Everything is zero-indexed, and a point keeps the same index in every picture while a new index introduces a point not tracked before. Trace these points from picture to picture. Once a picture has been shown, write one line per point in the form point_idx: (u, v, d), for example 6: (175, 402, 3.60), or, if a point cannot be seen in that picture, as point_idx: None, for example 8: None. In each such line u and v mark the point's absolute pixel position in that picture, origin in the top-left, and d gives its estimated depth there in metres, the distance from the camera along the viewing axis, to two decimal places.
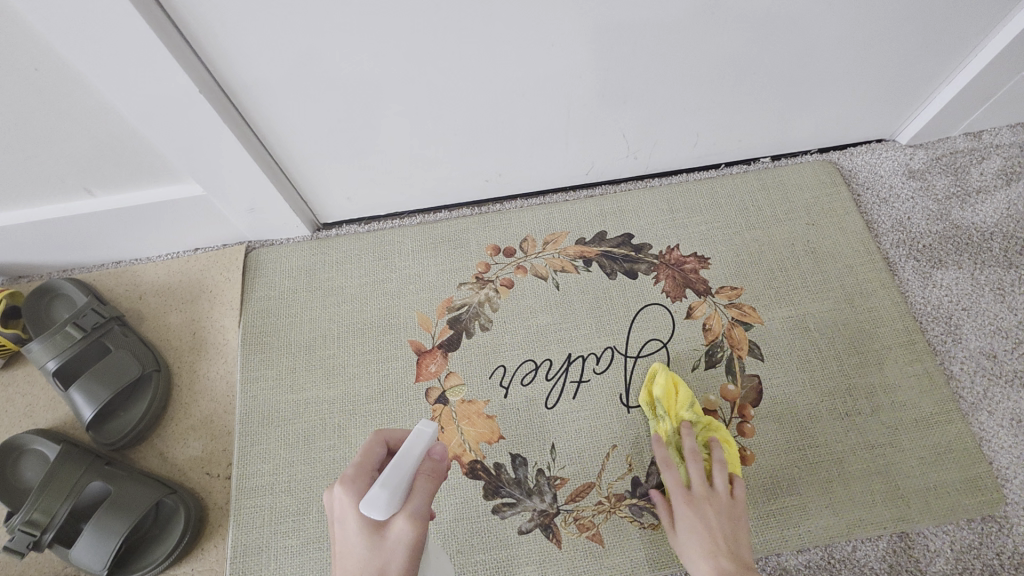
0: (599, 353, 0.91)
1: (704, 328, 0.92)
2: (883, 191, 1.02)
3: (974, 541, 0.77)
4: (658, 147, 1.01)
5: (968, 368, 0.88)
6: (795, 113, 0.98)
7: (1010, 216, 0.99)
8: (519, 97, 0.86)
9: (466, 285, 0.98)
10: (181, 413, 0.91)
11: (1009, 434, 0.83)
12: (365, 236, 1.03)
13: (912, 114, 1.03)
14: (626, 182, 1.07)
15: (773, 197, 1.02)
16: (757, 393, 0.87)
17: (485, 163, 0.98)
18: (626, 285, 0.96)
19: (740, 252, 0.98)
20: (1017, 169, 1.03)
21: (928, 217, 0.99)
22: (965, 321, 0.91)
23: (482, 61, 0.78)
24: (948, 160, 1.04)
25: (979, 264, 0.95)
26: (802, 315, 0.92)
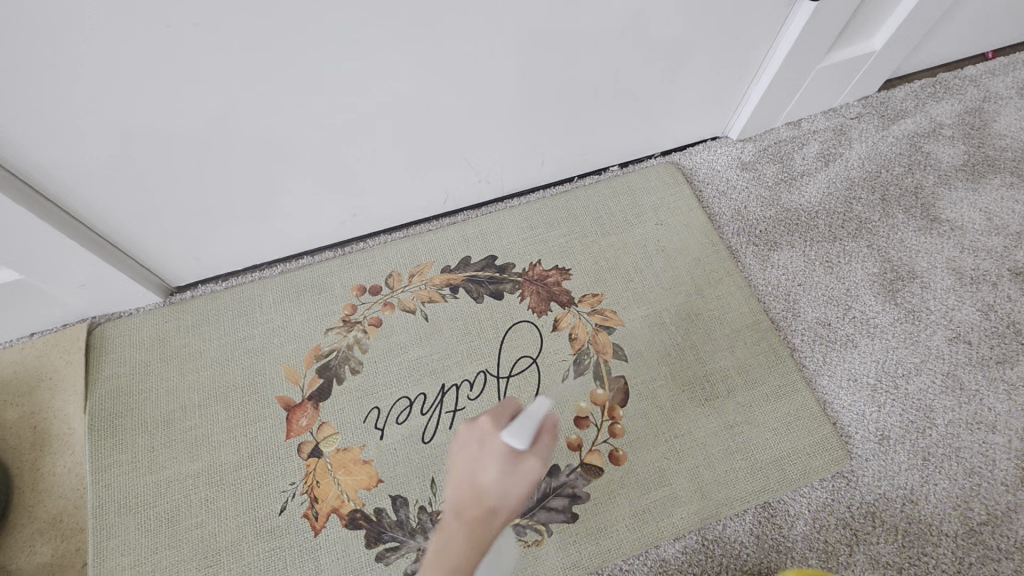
0: (472, 379, 0.92)
1: (571, 338, 0.95)
2: (721, 185, 1.10)
3: (828, 499, 0.84)
4: (509, 168, 1.04)
5: (808, 338, 0.95)
6: (630, 123, 1.04)
7: (831, 194, 1.09)
8: (351, 138, 0.86)
9: (333, 330, 0.96)
10: (26, 518, 0.83)
11: (849, 393, 0.91)
12: (221, 295, 0.99)
13: (735, 111, 1.12)
14: (486, 205, 1.10)
15: (623, 202, 1.08)
16: (625, 394, 0.90)
17: (336, 205, 0.97)
18: (494, 306, 0.98)
19: (598, 259, 1.02)
20: (832, 151, 1.14)
21: (762, 204, 1.08)
22: (802, 296, 0.99)
23: (298, 109, 0.78)
24: (774, 149, 1.14)
25: (809, 241, 1.04)
26: (659, 312, 0.97)
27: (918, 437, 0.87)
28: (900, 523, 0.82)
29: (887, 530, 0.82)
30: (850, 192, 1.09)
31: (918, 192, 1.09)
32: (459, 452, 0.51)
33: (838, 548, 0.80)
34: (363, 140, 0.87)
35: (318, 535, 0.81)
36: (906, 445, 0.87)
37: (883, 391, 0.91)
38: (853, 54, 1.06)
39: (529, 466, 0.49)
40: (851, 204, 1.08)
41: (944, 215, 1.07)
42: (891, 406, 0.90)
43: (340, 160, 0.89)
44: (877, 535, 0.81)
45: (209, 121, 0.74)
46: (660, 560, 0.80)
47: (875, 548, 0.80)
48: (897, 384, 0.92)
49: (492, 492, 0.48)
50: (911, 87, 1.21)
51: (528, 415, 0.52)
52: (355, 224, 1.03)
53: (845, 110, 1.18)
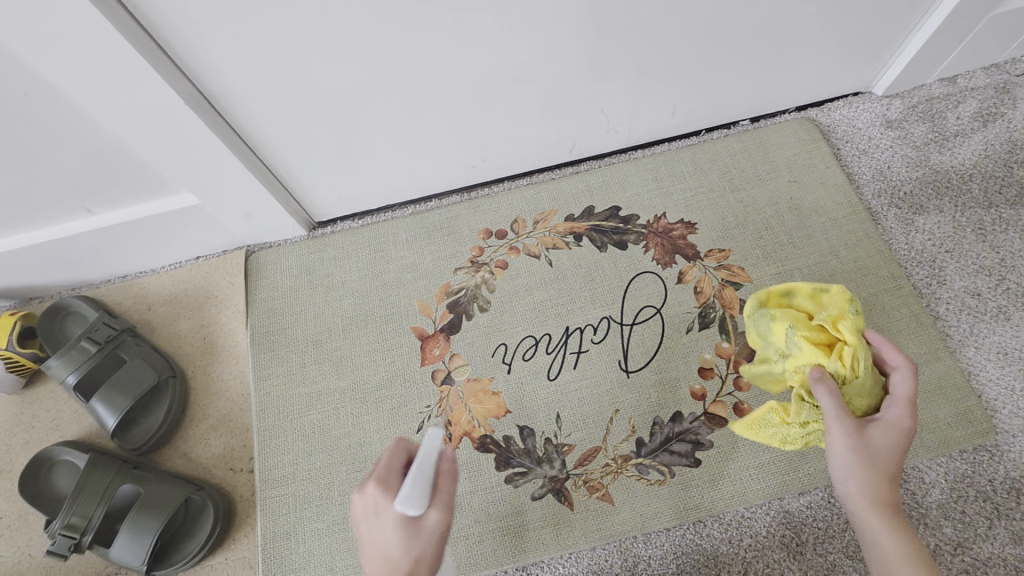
0: (596, 324, 0.94)
1: (696, 291, 0.95)
2: (861, 144, 1.04)
3: (968, 471, 0.81)
4: (638, 119, 1.03)
5: (953, 307, 0.91)
6: (770, 74, 1.00)
7: (989, 157, 1.01)
8: (495, 81, 0.88)
9: (462, 270, 1.02)
10: (201, 414, 0.95)
11: (998, 367, 0.86)
12: (360, 231, 1.06)
13: (885, 65, 1.04)
14: (610, 156, 1.10)
15: (754, 158, 1.05)
16: (751, 349, 0.90)
17: (470, 149, 1.01)
18: (618, 255, 0.99)
19: (726, 214, 1.01)
20: (993, 110, 1.04)
21: (907, 165, 1.02)
22: (949, 263, 0.93)
23: (455, 49, 0.80)
24: (924, 107, 1.06)
25: (960, 207, 0.97)
26: (789, 271, 0.95)
27: None
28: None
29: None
30: (1011, 155, 1.00)
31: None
32: (362, 524, 0.55)
33: (977, 520, 0.78)
34: (506, 83, 0.89)
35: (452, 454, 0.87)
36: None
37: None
38: None
39: (429, 521, 0.54)
40: (1012, 168, 0.99)
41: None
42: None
43: (482, 103, 0.91)
44: (1021, 511, 0.78)
45: (376, 60, 0.78)
46: (783, 511, 0.81)
47: (1019, 525, 0.77)
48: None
49: (407, 554, 0.53)
50: None
51: (423, 466, 0.53)
52: (483, 169, 1.06)
53: (1011, 65, 1.07)
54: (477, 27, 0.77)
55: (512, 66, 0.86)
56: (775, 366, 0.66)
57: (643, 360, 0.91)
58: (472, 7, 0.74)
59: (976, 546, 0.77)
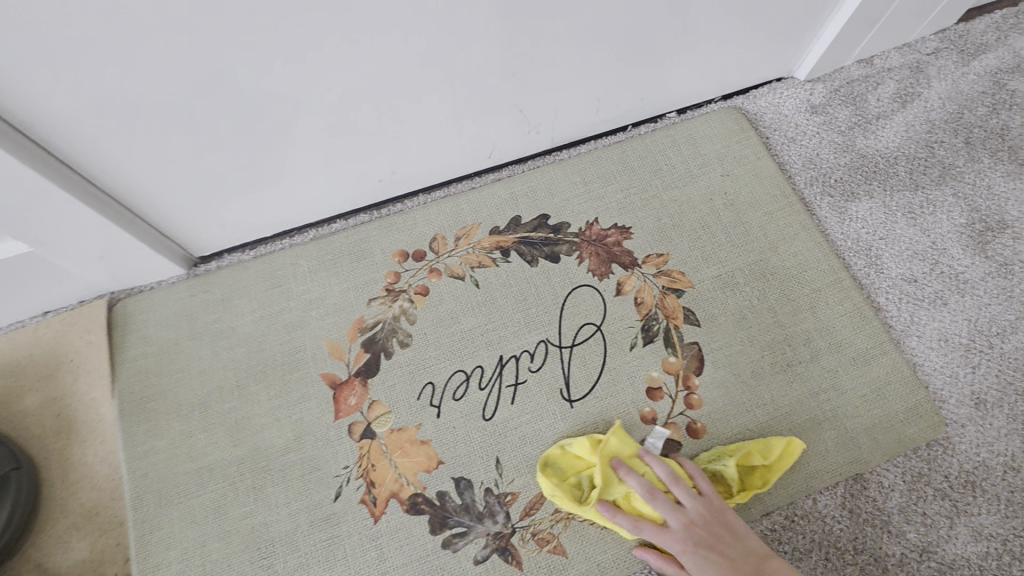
0: (533, 350, 0.85)
1: (636, 302, 0.89)
2: (790, 131, 1.00)
3: (924, 469, 0.79)
4: (560, 118, 0.94)
5: (894, 295, 0.89)
6: (694, 64, 0.93)
7: (911, 138, 0.99)
8: (390, 87, 0.74)
9: (376, 301, 0.89)
10: (58, 511, 0.77)
11: (940, 355, 0.84)
12: (252, 265, 0.91)
13: (806, 49, 1.00)
14: (533, 159, 1.00)
15: (684, 153, 0.99)
16: (699, 361, 0.85)
17: (374, 163, 0.88)
18: (550, 269, 0.91)
19: (661, 217, 0.95)
20: (910, 90, 1.03)
21: (835, 150, 0.98)
22: (884, 251, 0.91)
23: (333, 52, 0.66)
24: (846, 90, 1.03)
25: (889, 190, 0.95)
26: (730, 272, 0.91)
27: (1016, 399, 0.81)
28: (1002, 492, 0.77)
29: (988, 499, 0.77)
30: (931, 135, 0.99)
31: (1004, 134, 0.98)
32: None
33: (938, 520, 0.76)
34: (404, 88, 0.75)
35: (378, 522, 0.75)
36: (1004, 409, 0.81)
37: (977, 351, 0.84)
38: None
39: None
40: (933, 148, 0.98)
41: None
42: (985, 367, 0.83)
43: (378, 112, 0.78)
44: (978, 506, 0.76)
45: (235, 69, 0.63)
46: None
47: (976, 519, 0.76)
48: (993, 342, 0.84)
49: None
50: (991, 17, 1.07)
51: None
52: (392, 183, 0.93)
53: (921, 45, 1.06)
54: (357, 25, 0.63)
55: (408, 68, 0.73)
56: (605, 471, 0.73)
57: (587, 387, 0.83)
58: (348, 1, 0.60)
59: (940, 549, 0.75)
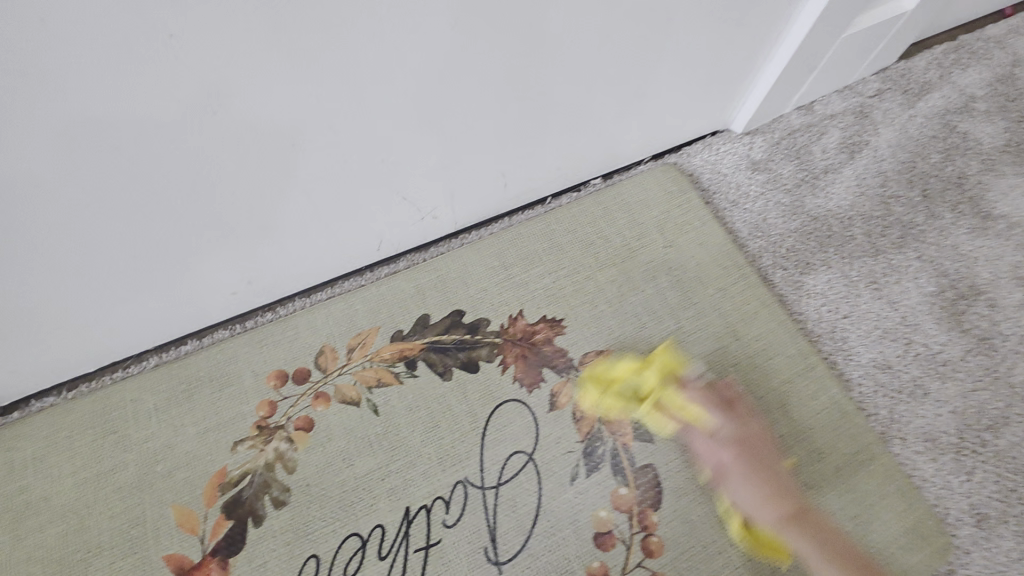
0: (448, 495, 0.67)
1: (575, 419, 0.72)
2: (731, 193, 0.87)
3: None
4: (460, 199, 0.78)
5: (868, 388, 0.75)
6: (612, 125, 0.79)
7: (864, 194, 0.87)
8: (221, 186, 0.58)
9: (244, 445, 0.69)
10: None
11: (931, 460, 0.71)
12: (69, 412, 0.70)
13: (739, 100, 0.89)
14: (438, 244, 0.84)
15: (618, 221, 0.84)
16: (656, 490, 0.69)
17: (221, 271, 0.69)
18: (466, 382, 0.73)
19: (597, 301, 0.79)
20: (857, 138, 0.91)
21: (783, 214, 0.86)
22: (851, 332, 0.78)
23: (120, 146, 0.50)
24: (788, 141, 0.91)
25: (847, 258, 0.82)
26: (685, 367, 0.75)
27: None
28: None
29: None
30: (885, 189, 0.87)
31: (962, 183, 0.88)
32: None
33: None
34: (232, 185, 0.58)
35: None
36: (1011, 526, 0.67)
37: (969, 453, 0.71)
38: (883, 15, 0.82)
39: None
40: (889, 205, 0.86)
41: (997, 210, 0.86)
42: (983, 472, 0.70)
43: (215, 215, 0.61)
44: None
45: None
46: None
47: None
48: (985, 440, 0.71)
49: None
50: (931, 53, 0.98)
51: None
52: (258, 288, 0.74)
53: (862, 86, 0.96)
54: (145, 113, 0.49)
55: (241, 163, 0.57)
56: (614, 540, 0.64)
57: (520, 541, 0.66)
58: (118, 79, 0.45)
59: None
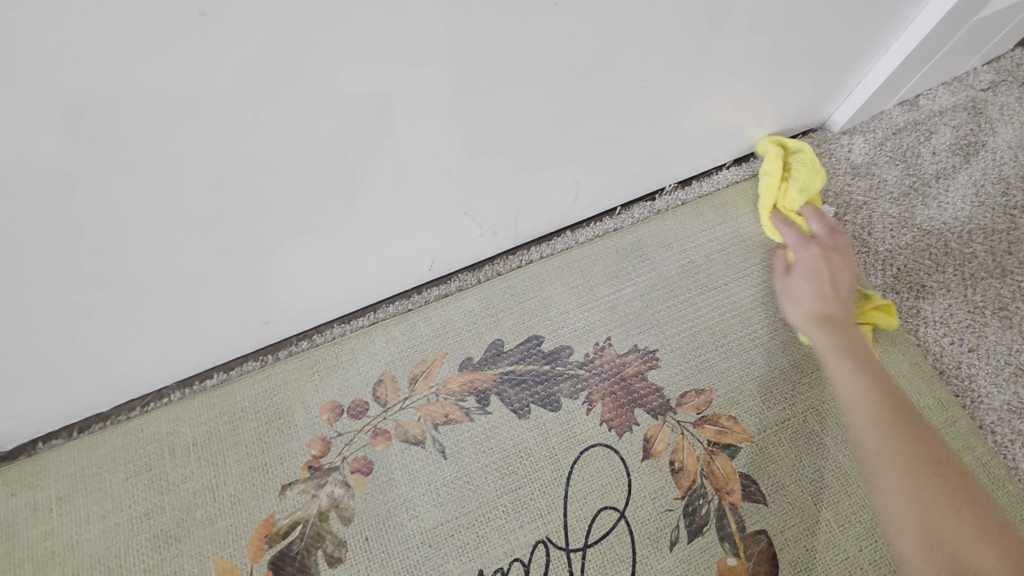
0: (530, 557, 0.58)
1: (674, 469, 0.62)
2: (829, 201, 0.76)
3: None
4: (526, 209, 0.66)
5: (1003, 434, 0.63)
6: (713, 120, 0.67)
7: (984, 204, 0.74)
8: (272, 219, 0.49)
9: (294, 488, 0.60)
10: None
11: None
12: (90, 451, 0.61)
13: (840, 94, 0.75)
14: (490, 263, 0.72)
15: (719, 236, 0.73)
16: (772, 560, 0.58)
17: (284, 295, 0.60)
18: (550, 423, 0.64)
19: (697, 330, 0.68)
20: (971, 138, 0.78)
21: (891, 227, 0.73)
22: (978, 368, 0.66)
23: (166, 186, 0.41)
24: (893, 142, 0.78)
25: (970, 280, 0.70)
26: (802, 412, 0.64)
27: None
28: None
29: None
30: (1008, 198, 0.74)
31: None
32: None
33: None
34: (300, 202, 0.49)
35: None
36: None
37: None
38: None
39: None
40: (1013, 216, 0.73)
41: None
42: None
43: (263, 249, 0.52)
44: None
45: None
46: None
47: None
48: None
49: None
50: None
51: None
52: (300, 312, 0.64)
53: (972, 78, 0.81)
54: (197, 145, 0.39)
55: (298, 193, 0.48)
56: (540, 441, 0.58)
57: None
58: (166, 106, 0.36)
59: None
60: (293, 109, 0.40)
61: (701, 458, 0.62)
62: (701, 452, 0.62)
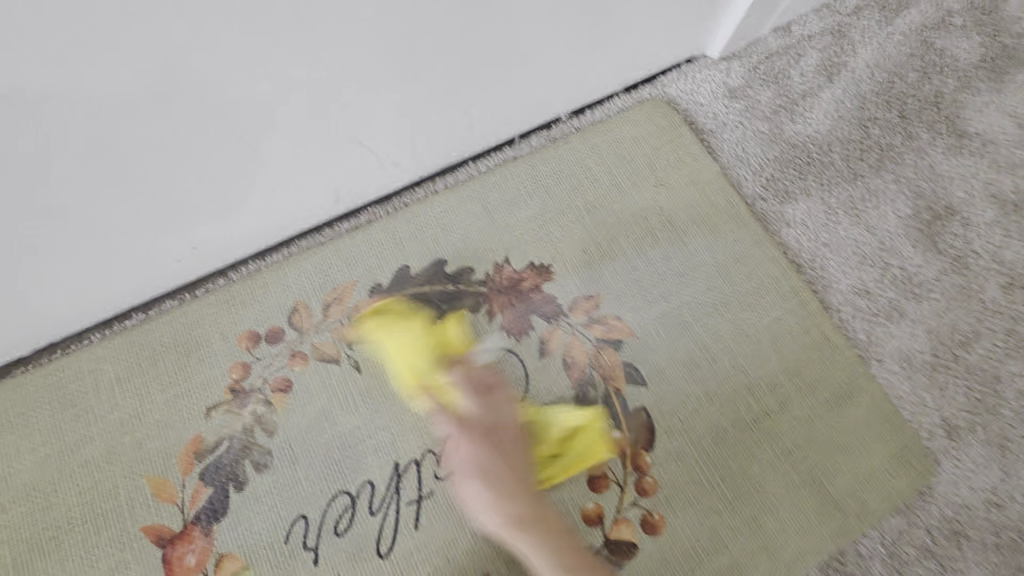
0: (439, 449, 0.65)
1: (566, 364, 0.70)
2: (709, 122, 0.83)
3: (903, 526, 0.66)
4: (421, 149, 0.72)
5: (848, 311, 0.74)
6: (589, 53, 0.73)
7: (843, 118, 0.84)
8: (188, 179, 0.57)
9: (219, 410, 0.65)
10: None
11: (906, 381, 0.71)
12: (18, 389, 0.65)
13: (716, 21, 0.81)
14: (400, 195, 0.77)
15: (606, 158, 0.80)
16: (649, 431, 0.68)
17: (205, 237, 0.66)
18: (454, 335, 0.70)
19: (587, 245, 0.75)
20: (835, 60, 0.87)
21: (762, 142, 0.82)
22: (831, 259, 0.77)
23: (93, 153, 0.48)
24: (765, 67, 0.86)
25: (826, 184, 0.80)
26: (679, 308, 0.73)
27: (990, 419, 0.70)
28: (990, 537, 0.65)
29: (975, 548, 0.65)
30: (863, 112, 0.84)
31: (938, 103, 0.85)
32: None
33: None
34: (215, 147, 0.55)
35: None
36: (979, 435, 0.69)
37: (943, 369, 0.72)
38: None
39: None
40: (867, 127, 0.84)
41: (972, 126, 0.84)
42: (953, 388, 0.71)
43: (184, 206, 0.60)
44: (966, 560, 0.64)
45: None
46: None
47: None
48: (957, 355, 0.72)
49: None
50: None
51: None
52: (219, 254, 0.69)
53: (840, 3, 0.89)
54: (112, 117, 0.46)
55: (209, 155, 0.56)
56: (434, 396, 0.66)
57: None
58: (89, 77, 0.43)
59: None
60: (196, 86, 0.48)
61: (591, 353, 0.70)
62: (591, 347, 0.70)
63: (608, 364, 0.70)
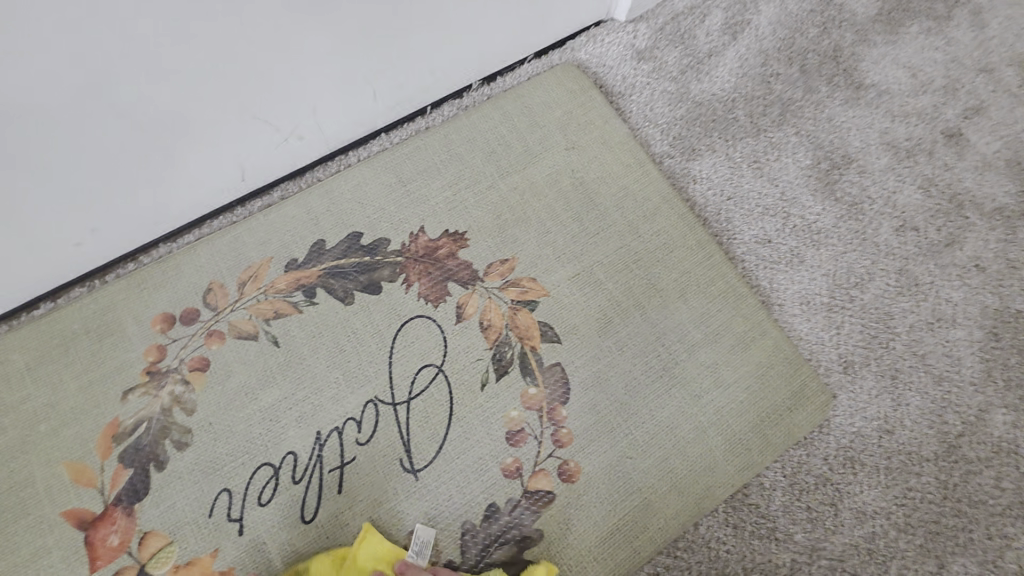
0: (359, 416, 0.67)
1: (483, 327, 0.71)
2: (617, 85, 0.85)
3: (803, 457, 0.70)
4: (327, 124, 0.73)
5: (752, 260, 0.78)
6: (490, 19, 0.74)
7: (747, 76, 0.87)
8: (92, 172, 0.58)
9: (135, 393, 0.65)
10: None
11: (805, 322, 0.75)
12: None
13: None
14: (312, 171, 0.78)
15: (516, 124, 0.81)
16: (565, 385, 0.70)
17: (117, 227, 0.67)
18: (371, 304, 0.71)
19: (500, 211, 0.77)
20: (739, 18, 0.90)
21: (669, 102, 0.85)
22: (736, 211, 0.80)
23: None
24: (671, 27, 0.88)
25: (731, 140, 0.83)
26: (588, 265, 0.75)
27: (882, 353, 0.74)
28: (880, 462, 0.70)
29: (868, 473, 0.69)
30: (766, 69, 0.87)
31: (837, 56, 0.89)
32: None
33: (823, 512, 0.68)
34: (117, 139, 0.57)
35: None
36: (872, 368, 0.73)
37: (839, 309, 0.76)
38: None
39: None
40: (770, 83, 0.87)
41: (869, 78, 0.88)
42: (850, 326, 0.75)
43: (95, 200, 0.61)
44: (859, 483, 0.69)
45: None
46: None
47: (859, 499, 0.68)
48: (852, 295, 0.77)
49: None
50: None
51: None
52: (132, 236, 0.69)
53: None
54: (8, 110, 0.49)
55: (108, 149, 0.57)
56: (349, 365, 0.69)
57: (435, 449, 0.66)
58: None
59: (828, 544, 0.66)
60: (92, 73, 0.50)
61: (507, 316, 0.72)
62: (507, 310, 0.72)
63: (523, 324, 0.72)
